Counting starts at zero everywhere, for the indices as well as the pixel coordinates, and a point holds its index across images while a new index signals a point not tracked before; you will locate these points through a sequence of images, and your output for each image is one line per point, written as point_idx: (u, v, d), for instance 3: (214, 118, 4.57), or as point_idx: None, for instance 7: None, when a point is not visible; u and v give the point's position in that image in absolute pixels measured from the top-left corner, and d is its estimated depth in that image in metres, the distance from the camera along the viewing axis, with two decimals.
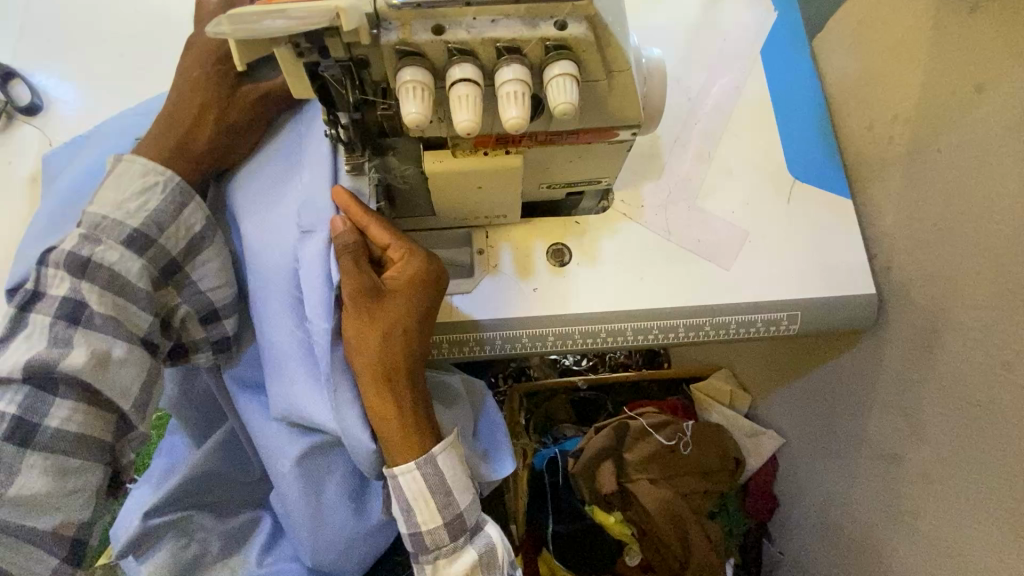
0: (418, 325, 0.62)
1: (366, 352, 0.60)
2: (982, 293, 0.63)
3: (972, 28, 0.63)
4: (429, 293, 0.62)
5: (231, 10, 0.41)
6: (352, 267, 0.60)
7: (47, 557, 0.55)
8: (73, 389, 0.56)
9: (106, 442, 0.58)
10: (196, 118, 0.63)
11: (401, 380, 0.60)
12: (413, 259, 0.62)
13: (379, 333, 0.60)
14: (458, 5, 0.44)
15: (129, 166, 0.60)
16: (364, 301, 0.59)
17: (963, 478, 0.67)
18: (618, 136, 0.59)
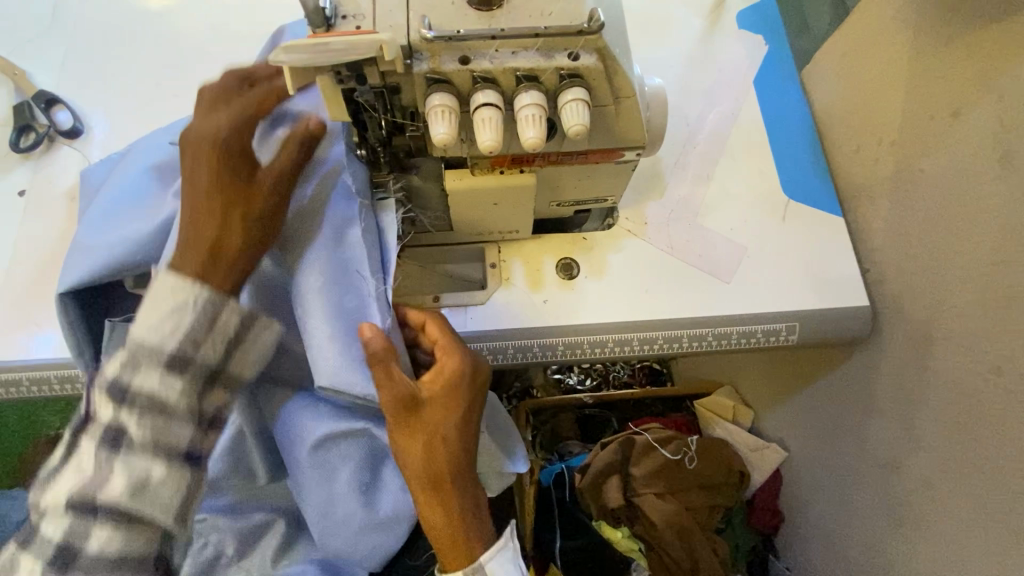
0: (461, 436, 0.61)
1: (416, 472, 0.60)
2: (969, 302, 0.67)
3: (947, 60, 0.69)
4: (470, 392, 0.62)
5: (285, 42, 0.46)
6: (391, 391, 0.58)
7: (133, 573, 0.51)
8: (142, 416, 0.50)
9: (174, 463, 0.52)
10: (220, 319, 0.55)
11: (450, 488, 0.61)
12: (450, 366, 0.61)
13: (424, 453, 0.60)
14: (484, 39, 0.49)
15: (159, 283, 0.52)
16: (407, 416, 0.58)
17: (961, 483, 0.70)
18: (624, 156, 0.63)
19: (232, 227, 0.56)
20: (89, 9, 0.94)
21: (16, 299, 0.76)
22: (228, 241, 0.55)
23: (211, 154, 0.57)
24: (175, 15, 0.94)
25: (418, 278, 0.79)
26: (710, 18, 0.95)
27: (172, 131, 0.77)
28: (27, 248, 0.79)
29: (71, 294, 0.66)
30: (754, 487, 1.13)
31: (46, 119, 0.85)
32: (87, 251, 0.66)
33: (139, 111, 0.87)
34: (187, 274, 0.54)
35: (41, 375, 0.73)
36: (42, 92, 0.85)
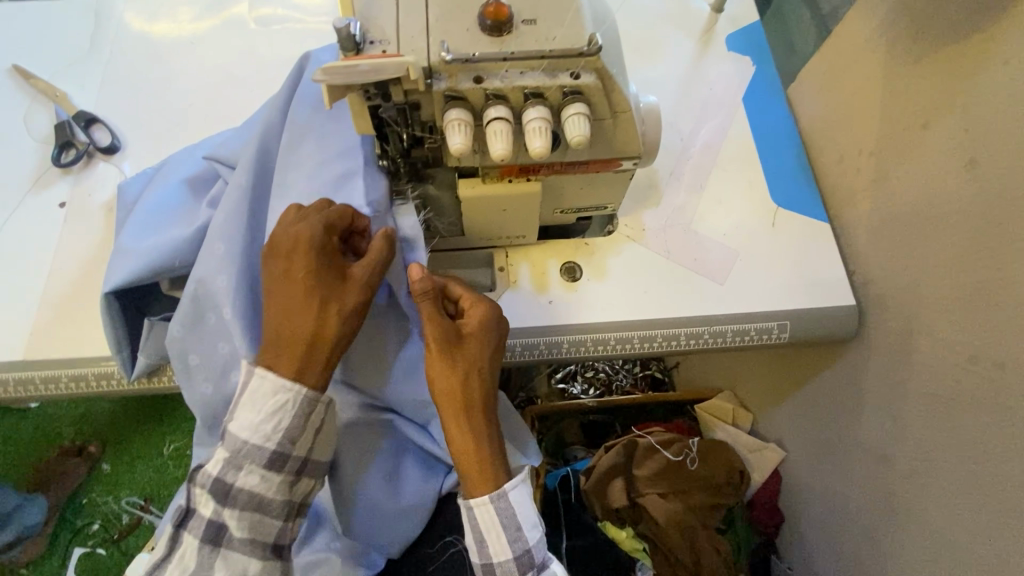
0: (490, 365, 0.67)
1: (448, 390, 0.64)
2: (946, 298, 0.72)
3: (918, 76, 0.75)
4: (495, 329, 0.68)
5: (323, 65, 0.52)
6: (433, 316, 0.64)
7: (275, 525, 0.63)
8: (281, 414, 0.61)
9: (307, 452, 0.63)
10: (314, 335, 0.60)
11: (478, 417, 0.65)
12: (479, 302, 0.67)
13: (458, 372, 0.64)
14: (495, 61, 0.55)
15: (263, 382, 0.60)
16: (445, 344, 0.64)
17: (948, 470, 0.74)
18: (622, 165, 0.69)
19: (329, 317, 0.61)
20: (124, 37, 1.02)
21: (57, 302, 0.81)
22: (321, 347, 0.61)
23: (305, 270, 0.60)
24: (204, 41, 1.02)
25: None
26: (701, 41, 1.02)
27: (204, 146, 0.84)
28: (67, 255, 0.84)
29: (114, 294, 0.71)
30: (754, 488, 1.15)
31: (85, 136, 0.92)
32: (132, 255, 0.72)
33: (171, 129, 0.94)
34: (286, 350, 0.61)
35: (80, 372, 0.78)
36: (82, 112, 0.92)
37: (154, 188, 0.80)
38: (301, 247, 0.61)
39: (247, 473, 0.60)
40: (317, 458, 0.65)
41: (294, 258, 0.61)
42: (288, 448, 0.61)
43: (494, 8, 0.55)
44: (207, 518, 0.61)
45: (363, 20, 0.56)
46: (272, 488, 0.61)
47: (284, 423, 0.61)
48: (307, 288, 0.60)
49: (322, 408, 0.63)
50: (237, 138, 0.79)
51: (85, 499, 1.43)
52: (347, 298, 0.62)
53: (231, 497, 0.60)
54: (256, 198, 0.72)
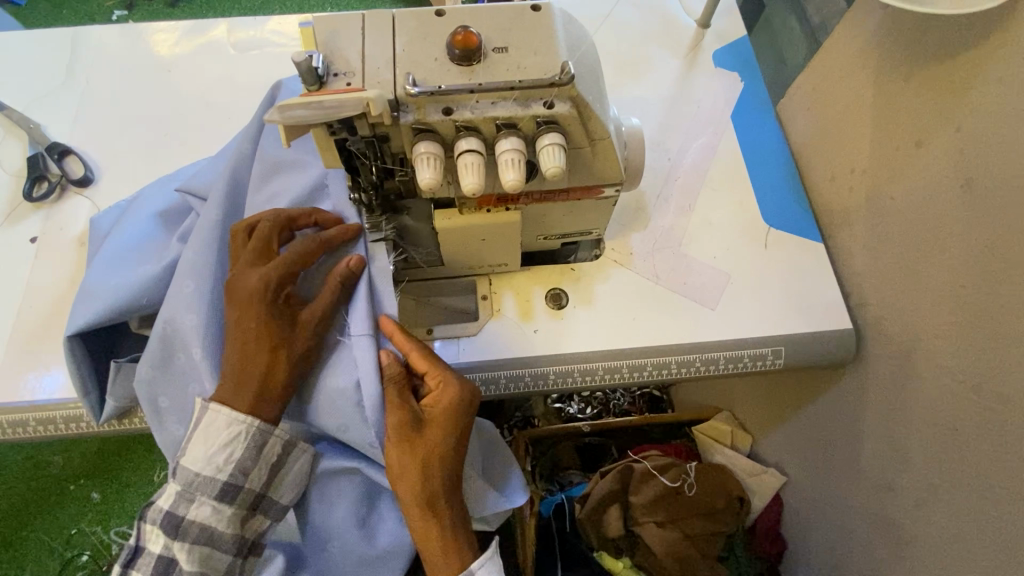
0: (454, 452, 0.64)
1: (409, 482, 0.62)
2: (944, 323, 0.69)
3: (910, 93, 0.72)
4: (466, 418, 0.64)
5: (280, 102, 0.49)
6: (397, 403, 0.63)
7: (224, 559, 0.62)
8: (233, 449, 0.61)
9: (259, 487, 0.63)
10: (263, 379, 0.61)
11: (441, 504, 0.64)
12: (449, 387, 0.64)
13: (419, 464, 0.62)
14: (464, 92, 0.53)
15: (214, 418, 0.60)
16: (406, 434, 0.62)
17: (953, 502, 0.71)
18: (604, 193, 0.67)
19: (278, 363, 0.61)
20: (102, 65, 1.00)
21: (25, 341, 0.78)
22: (270, 390, 0.61)
23: (255, 317, 0.61)
24: (182, 68, 1.00)
25: (410, 314, 0.80)
26: (687, 58, 1.00)
27: (177, 178, 0.82)
28: (37, 291, 0.82)
29: (78, 336, 0.69)
30: (755, 513, 1.12)
31: (58, 168, 0.90)
32: (99, 296, 0.69)
33: (147, 159, 0.92)
34: (238, 391, 0.61)
35: (47, 416, 0.75)
36: (55, 144, 0.90)
37: (125, 223, 0.78)
38: (251, 291, 0.61)
39: (199, 505, 0.61)
40: (273, 493, 0.65)
41: (247, 306, 0.61)
42: (241, 480, 0.62)
43: (462, 36, 0.53)
44: (156, 553, 0.61)
45: (327, 53, 0.54)
46: (223, 521, 0.62)
47: (237, 456, 0.61)
48: (255, 333, 0.60)
49: (278, 441, 0.63)
50: (207, 169, 0.76)
51: (75, 530, 1.39)
52: (298, 343, 0.62)
53: (182, 531, 0.60)
54: (225, 230, 0.70)
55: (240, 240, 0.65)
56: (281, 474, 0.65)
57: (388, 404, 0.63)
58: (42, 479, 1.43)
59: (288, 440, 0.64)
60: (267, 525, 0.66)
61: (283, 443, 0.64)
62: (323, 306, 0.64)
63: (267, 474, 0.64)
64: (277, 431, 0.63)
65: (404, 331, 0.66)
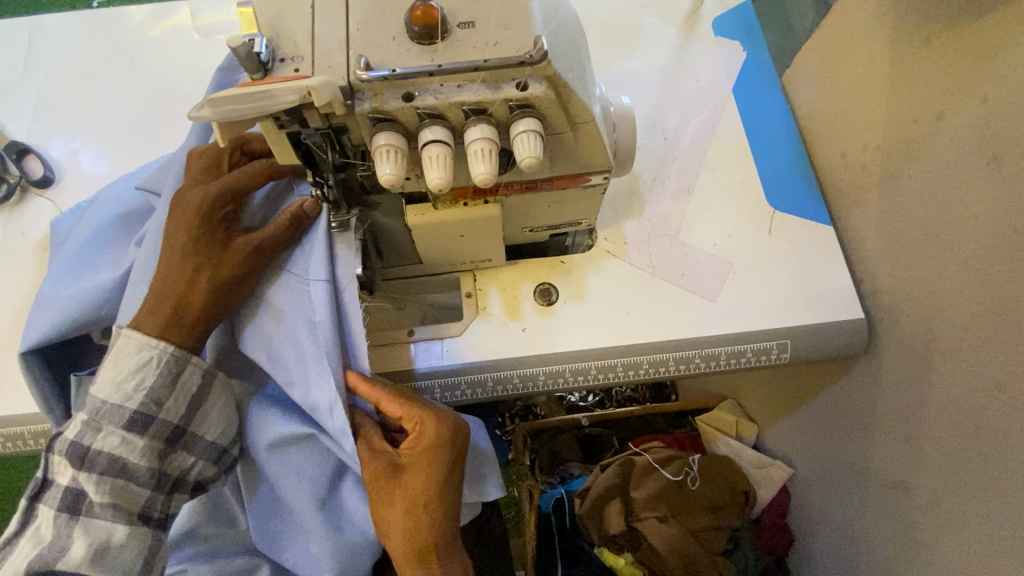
0: (437, 501, 0.64)
1: (395, 536, 0.64)
2: (968, 314, 0.64)
3: (931, 58, 0.65)
4: (447, 462, 0.64)
5: (212, 94, 0.44)
6: (368, 458, 0.62)
7: (138, 492, 0.59)
8: (144, 375, 0.58)
9: (175, 418, 0.60)
10: (184, 297, 0.59)
11: (430, 556, 0.66)
12: (427, 436, 0.62)
13: (402, 515, 0.64)
14: (424, 75, 0.47)
15: (124, 342, 0.58)
16: (382, 489, 0.63)
17: (970, 504, 0.66)
18: (591, 181, 0.61)
19: (199, 284, 0.59)
20: (62, 55, 0.95)
21: None
22: (187, 310, 0.59)
23: (185, 232, 0.59)
24: (144, 56, 0.94)
25: (397, 318, 0.77)
26: (684, 27, 0.92)
27: (139, 176, 0.77)
28: None
29: (36, 353, 0.66)
30: (761, 505, 1.09)
31: (17, 169, 0.85)
32: (53, 308, 0.66)
33: (111, 155, 0.87)
34: (156, 310, 0.59)
35: (15, 431, 0.71)
36: (12, 143, 0.85)
37: (85, 225, 0.73)
38: (190, 205, 0.60)
39: (105, 435, 0.57)
40: (192, 427, 0.61)
41: (178, 221, 0.60)
42: (153, 410, 0.59)
43: (422, 11, 0.47)
44: (64, 485, 0.57)
45: (273, 35, 0.48)
46: (135, 453, 0.58)
47: (148, 382, 0.58)
48: (184, 247, 0.59)
49: (195, 372, 0.60)
50: (165, 167, 0.71)
51: None
52: (225, 264, 0.59)
53: (89, 460, 0.57)
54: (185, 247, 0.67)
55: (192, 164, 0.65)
56: (204, 411, 0.62)
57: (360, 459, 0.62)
58: None
59: (208, 371, 0.62)
60: (189, 464, 0.62)
61: (202, 374, 0.61)
62: (261, 234, 0.61)
63: (185, 406, 0.61)
64: (196, 360, 0.60)
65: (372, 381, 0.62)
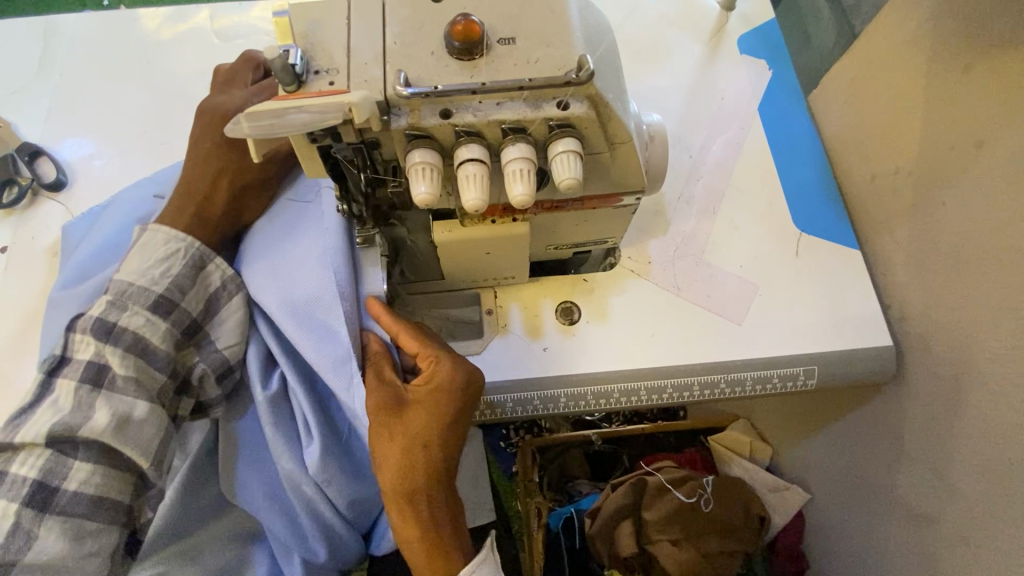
0: (439, 440, 0.59)
1: (386, 473, 0.58)
2: (1005, 347, 0.62)
3: (970, 85, 0.64)
4: (456, 401, 0.59)
5: (249, 107, 0.43)
6: (375, 382, 0.60)
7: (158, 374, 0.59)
8: (172, 264, 0.61)
9: (196, 310, 0.62)
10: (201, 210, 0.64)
11: (422, 502, 0.58)
12: (439, 366, 0.60)
13: (398, 449, 0.58)
14: (464, 92, 0.46)
15: (151, 235, 0.61)
16: (382, 415, 0.58)
17: (1003, 541, 0.65)
18: (623, 201, 0.60)
19: (221, 186, 0.65)
20: (77, 55, 0.93)
21: None
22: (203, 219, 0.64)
23: (213, 139, 0.66)
24: (161, 60, 0.92)
25: None
26: (710, 44, 0.91)
27: (156, 182, 0.76)
28: (6, 306, 0.76)
29: None
30: (776, 530, 1.06)
31: (29, 171, 0.83)
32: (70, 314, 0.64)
33: (126, 159, 0.85)
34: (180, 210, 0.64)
35: None
36: (26, 145, 0.83)
37: (100, 230, 0.71)
38: (204, 141, 0.66)
39: (131, 314, 0.58)
40: (209, 324, 0.63)
41: (208, 129, 0.66)
42: (177, 296, 0.60)
43: (463, 26, 0.46)
44: (86, 360, 0.57)
45: (307, 46, 0.47)
46: (158, 335, 0.59)
47: (174, 270, 0.60)
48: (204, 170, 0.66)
49: (216, 271, 0.63)
50: None
51: None
52: (250, 170, 0.65)
53: (114, 336, 0.57)
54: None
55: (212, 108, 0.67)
56: (220, 313, 0.64)
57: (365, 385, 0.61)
58: None
59: (229, 275, 0.64)
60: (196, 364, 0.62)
61: (223, 276, 0.64)
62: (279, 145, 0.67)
63: (204, 303, 0.63)
64: (218, 261, 0.64)
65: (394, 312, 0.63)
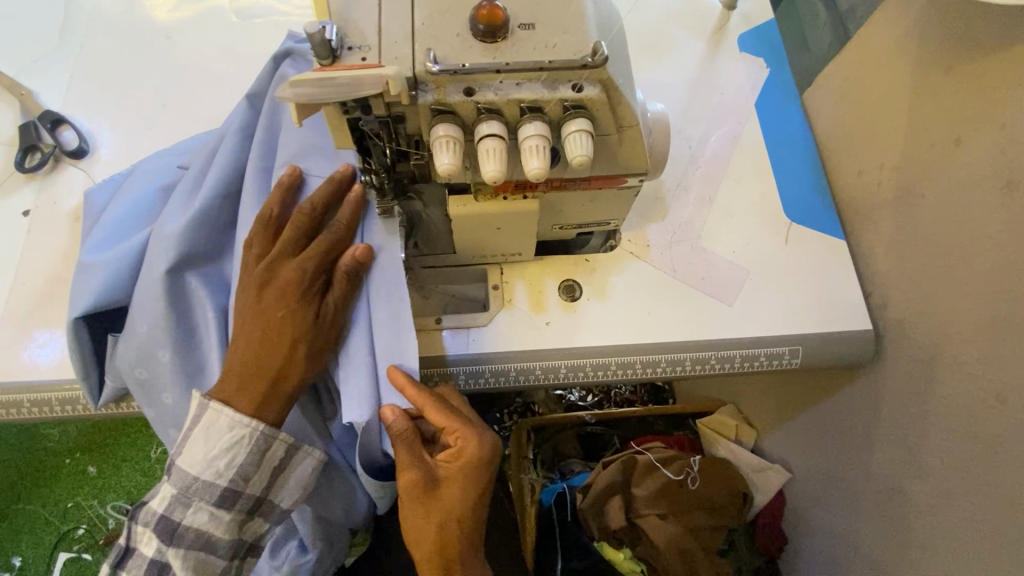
0: (471, 512, 0.65)
1: (424, 543, 0.65)
2: (974, 330, 0.67)
3: (951, 86, 0.69)
4: (485, 472, 0.64)
5: (294, 77, 0.47)
6: (409, 460, 0.62)
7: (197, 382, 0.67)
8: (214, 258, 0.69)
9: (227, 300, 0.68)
10: (281, 342, 0.61)
11: (455, 564, 0.67)
12: (469, 443, 0.63)
13: (434, 522, 0.64)
14: (489, 72, 0.50)
15: (201, 216, 0.68)
16: (419, 495, 0.62)
17: (966, 509, 0.70)
18: (627, 182, 0.63)
19: (295, 359, 0.62)
20: (97, 28, 0.95)
21: (19, 319, 0.76)
22: (289, 369, 0.62)
23: (285, 307, 0.62)
24: (181, 35, 0.95)
25: (421, 305, 0.78)
26: (711, 41, 0.95)
27: (178, 153, 0.79)
28: (29, 268, 0.79)
29: (83, 319, 0.68)
30: (757, 509, 1.12)
31: (51, 138, 0.85)
32: (103, 275, 0.68)
33: (146, 129, 0.87)
34: (249, 387, 0.61)
35: (41, 397, 0.73)
36: (48, 113, 0.85)
37: (124, 196, 0.75)
38: (275, 317, 0.62)
39: (180, 306, 0.66)
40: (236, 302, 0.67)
41: (279, 297, 0.62)
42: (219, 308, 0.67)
43: (487, 10, 0.49)
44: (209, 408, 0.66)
45: (341, 24, 0.51)
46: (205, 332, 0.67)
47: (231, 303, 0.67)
48: (262, 267, 0.63)
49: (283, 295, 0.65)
50: (210, 149, 0.73)
51: (71, 504, 1.39)
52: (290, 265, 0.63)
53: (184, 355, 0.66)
54: (219, 221, 0.69)
55: (275, 282, 0.63)
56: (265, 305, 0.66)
57: (399, 462, 0.62)
58: (36, 454, 1.42)
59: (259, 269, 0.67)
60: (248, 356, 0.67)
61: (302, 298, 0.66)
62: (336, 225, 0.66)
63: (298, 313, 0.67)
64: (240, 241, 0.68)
65: (415, 383, 0.63)
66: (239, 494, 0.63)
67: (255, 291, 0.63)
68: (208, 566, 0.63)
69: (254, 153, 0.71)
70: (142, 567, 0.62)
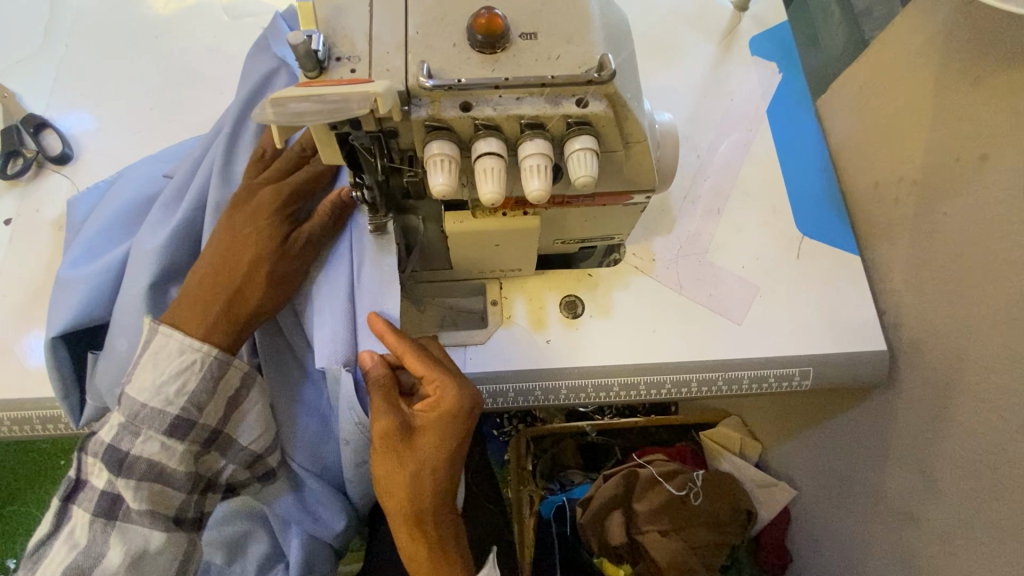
0: (448, 464, 0.62)
1: (397, 495, 0.61)
2: (994, 357, 0.64)
3: (976, 100, 0.65)
4: (465, 423, 0.62)
5: (276, 92, 0.44)
6: (384, 405, 0.60)
7: None
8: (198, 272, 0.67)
9: None
10: (243, 260, 0.61)
11: (428, 519, 0.63)
12: (447, 391, 0.61)
13: (408, 472, 0.61)
14: (486, 87, 0.46)
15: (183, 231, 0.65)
16: (392, 441, 0.60)
17: (981, 543, 0.67)
18: (634, 199, 0.60)
19: (256, 278, 0.61)
20: (83, 26, 0.92)
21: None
22: (249, 289, 0.61)
23: (254, 226, 0.62)
24: (171, 35, 0.91)
25: (418, 320, 0.76)
26: (722, 44, 0.92)
27: (163, 160, 0.76)
28: (10, 279, 0.76)
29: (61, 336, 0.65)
30: (761, 524, 1.10)
31: (34, 143, 0.82)
32: (80, 292, 0.65)
33: (132, 133, 0.84)
34: (204, 303, 0.61)
35: (21, 415, 0.70)
36: (30, 117, 0.82)
37: (105, 205, 0.72)
38: (242, 234, 0.62)
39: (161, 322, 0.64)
40: None
41: (251, 218, 0.63)
42: None
43: (486, 19, 0.46)
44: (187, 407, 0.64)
45: (329, 32, 0.47)
46: None
47: None
48: (240, 189, 0.65)
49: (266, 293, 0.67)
50: (194, 159, 0.70)
51: None
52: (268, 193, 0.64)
53: None
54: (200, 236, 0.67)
55: (250, 206, 0.63)
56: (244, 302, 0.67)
57: (374, 407, 0.60)
58: (29, 456, 1.40)
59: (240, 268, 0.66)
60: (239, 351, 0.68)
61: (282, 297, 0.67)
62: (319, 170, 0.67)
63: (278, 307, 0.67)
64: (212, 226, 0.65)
65: (394, 329, 0.62)
66: (190, 423, 0.60)
67: (230, 211, 0.64)
68: (164, 499, 0.60)
69: (224, 164, 0.67)
70: (93, 499, 0.59)
